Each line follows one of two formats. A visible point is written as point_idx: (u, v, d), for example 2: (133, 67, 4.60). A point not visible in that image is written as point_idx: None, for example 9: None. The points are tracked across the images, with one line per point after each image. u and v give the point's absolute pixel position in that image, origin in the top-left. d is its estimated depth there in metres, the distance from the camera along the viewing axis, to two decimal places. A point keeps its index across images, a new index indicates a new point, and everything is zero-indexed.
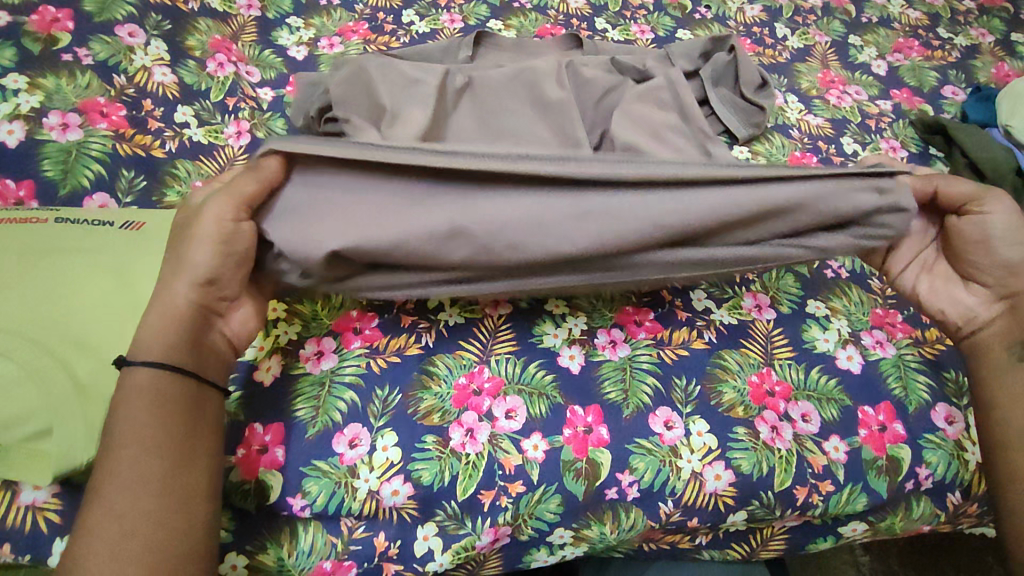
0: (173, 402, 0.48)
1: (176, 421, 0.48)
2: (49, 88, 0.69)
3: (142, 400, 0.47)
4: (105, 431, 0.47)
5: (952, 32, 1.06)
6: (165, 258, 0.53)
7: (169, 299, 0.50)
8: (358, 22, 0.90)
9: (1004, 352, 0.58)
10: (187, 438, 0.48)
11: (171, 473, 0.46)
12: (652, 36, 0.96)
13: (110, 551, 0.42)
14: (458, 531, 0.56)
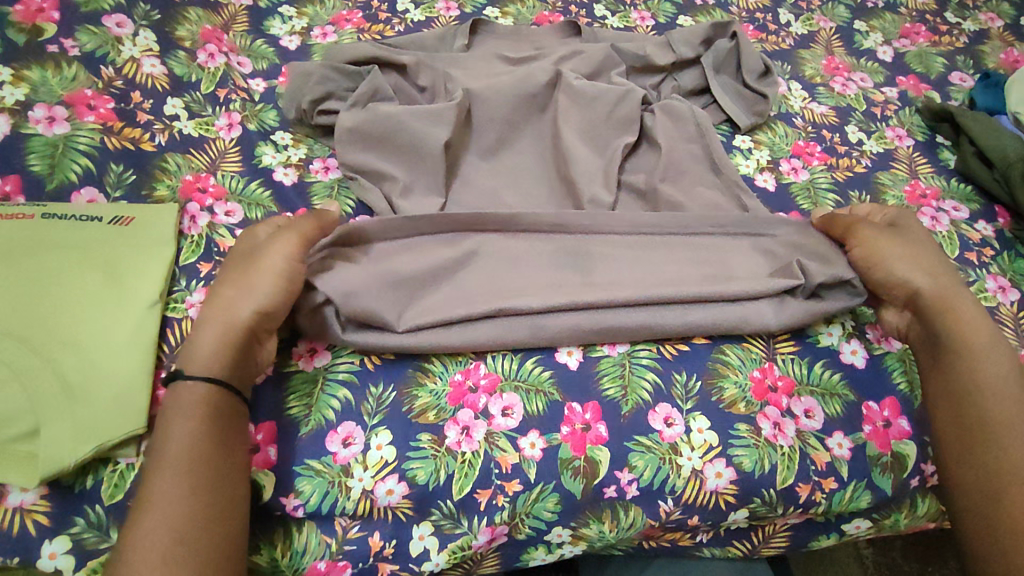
0: (197, 449, 0.48)
1: (208, 448, 0.49)
2: (35, 81, 0.68)
3: (196, 413, 0.50)
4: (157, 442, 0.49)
5: (960, 16, 1.03)
6: (222, 284, 0.55)
7: (226, 314, 0.54)
8: (352, 11, 0.88)
9: (923, 356, 0.61)
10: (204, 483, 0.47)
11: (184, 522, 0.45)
12: (653, 23, 0.94)
13: (161, 557, 0.44)
14: (454, 531, 0.55)
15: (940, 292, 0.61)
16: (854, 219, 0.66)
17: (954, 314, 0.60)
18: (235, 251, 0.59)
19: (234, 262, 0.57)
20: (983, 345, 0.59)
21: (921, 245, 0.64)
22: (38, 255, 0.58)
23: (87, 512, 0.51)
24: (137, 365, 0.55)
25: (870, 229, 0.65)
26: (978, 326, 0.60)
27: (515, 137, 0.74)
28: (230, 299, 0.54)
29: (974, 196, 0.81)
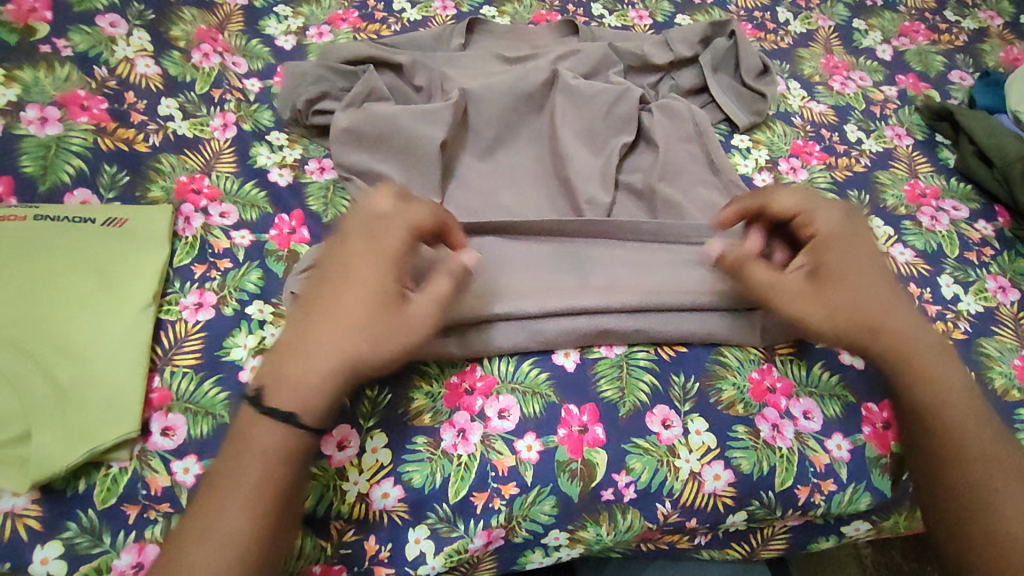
0: (264, 494, 0.45)
1: (281, 485, 0.46)
2: (27, 81, 0.67)
3: (272, 447, 0.46)
4: (228, 465, 0.45)
5: (959, 15, 1.03)
6: (327, 321, 0.48)
7: (346, 361, 0.47)
8: (348, 10, 0.88)
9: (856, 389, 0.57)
10: (261, 532, 0.44)
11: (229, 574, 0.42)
12: (651, 22, 0.93)
13: None
14: (450, 534, 0.54)
15: (892, 326, 0.53)
16: (775, 283, 0.55)
17: (905, 337, 0.54)
18: (375, 267, 0.50)
19: (376, 290, 0.49)
20: (933, 353, 0.54)
21: (859, 280, 0.54)
22: (30, 256, 0.58)
23: (80, 516, 0.51)
24: (131, 368, 0.54)
25: (797, 290, 0.55)
26: (925, 340, 0.54)
27: (512, 137, 0.74)
28: (359, 350, 0.47)
29: (974, 195, 0.81)
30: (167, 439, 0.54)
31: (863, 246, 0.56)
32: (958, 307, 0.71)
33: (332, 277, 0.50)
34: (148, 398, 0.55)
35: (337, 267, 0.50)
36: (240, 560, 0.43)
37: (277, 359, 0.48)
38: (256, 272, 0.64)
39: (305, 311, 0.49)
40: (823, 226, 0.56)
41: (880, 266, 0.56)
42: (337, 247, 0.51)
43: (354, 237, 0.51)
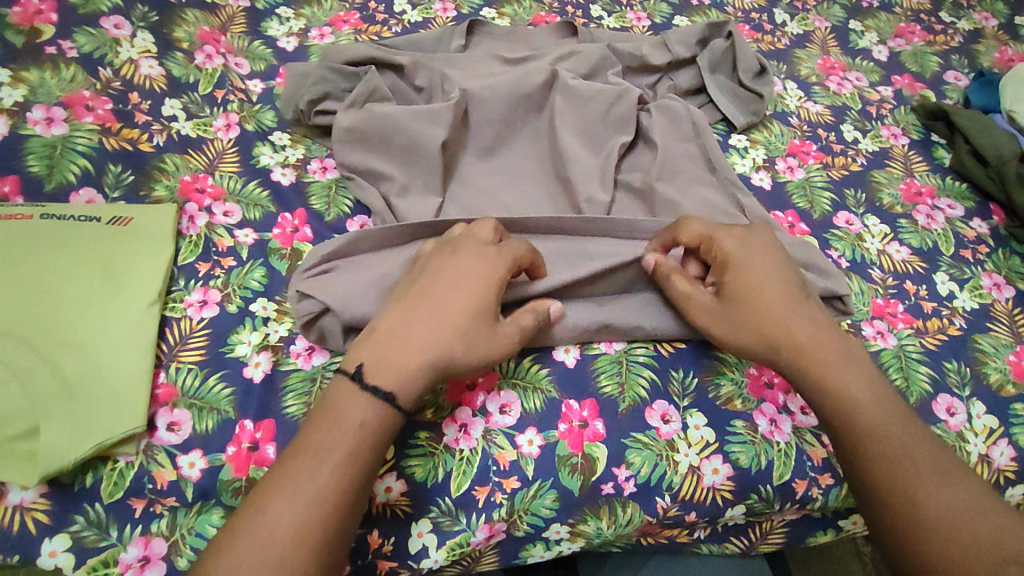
0: (357, 461, 0.46)
1: (368, 454, 0.47)
2: (33, 82, 0.68)
3: (369, 413, 0.48)
4: (329, 425, 0.47)
5: (955, 16, 1.04)
6: (437, 319, 0.51)
7: (441, 357, 0.50)
8: (349, 12, 0.89)
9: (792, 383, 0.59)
10: (346, 498, 0.45)
11: (309, 531, 0.43)
12: (649, 23, 0.94)
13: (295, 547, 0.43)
14: (452, 528, 0.55)
15: (794, 338, 0.55)
16: (685, 297, 0.59)
17: (803, 345, 0.54)
18: (478, 280, 0.53)
19: (480, 303, 0.52)
20: (834, 357, 0.54)
21: (756, 294, 0.56)
22: (37, 255, 0.58)
23: (86, 510, 0.52)
24: (137, 365, 0.55)
25: (701, 306, 0.58)
26: (826, 344, 0.55)
27: (512, 137, 0.75)
28: (453, 352, 0.51)
29: (969, 193, 0.82)
30: (173, 434, 0.55)
31: (764, 260, 0.58)
32: (954, 303, 0.72)
33: (440, 279, 0.53)
34: (154, 394, 0.56)
35: (444, 269, 0.54)
36: (323, 521, 0.44)
37: (380, 341, 0.50)
38: (260, 270, 0.65)
39: (409, 302, 0.52)
40: (725, 245, 0.58)
41: (779, 277, 0.57)
42: (446, 254, 0.55)
43: (462, 250, 0.55)
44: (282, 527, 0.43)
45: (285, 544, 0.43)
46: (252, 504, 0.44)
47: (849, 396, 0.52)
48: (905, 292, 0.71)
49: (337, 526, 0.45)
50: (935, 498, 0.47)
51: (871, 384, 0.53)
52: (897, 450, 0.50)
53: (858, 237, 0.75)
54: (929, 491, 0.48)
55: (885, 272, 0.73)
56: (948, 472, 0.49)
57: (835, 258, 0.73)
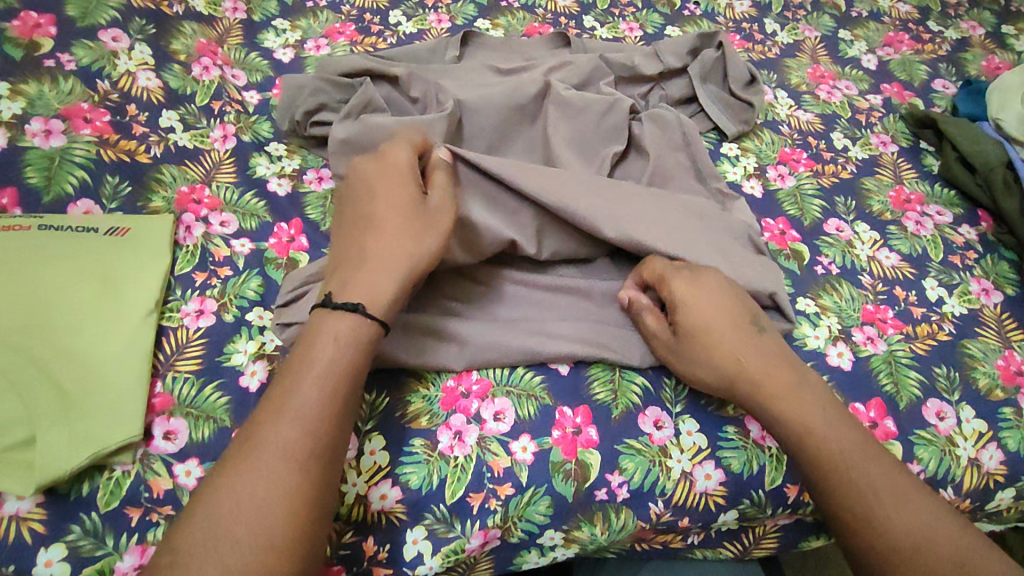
0: (337, 376, 0.48)
1: (344, 367, 0.49)
2: (32, 95, 0.69)
3: (339, 331, 0.50)
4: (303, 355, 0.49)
5: (942, 25, 1.05)
6: (378, 234, 0.55)
7: (402, 255, 0.54)
8: (345, 24, 0.90)
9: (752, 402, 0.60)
10: (329, 409, 0.47)
11: (293, 447, 0.45)
12: (641, 33, 0.95)
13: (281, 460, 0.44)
14: (447, 535, 0.55)
15: (743, 380, 0.55)
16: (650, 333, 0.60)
17: (758, 381, 0.55)
18: (393, 186, 0.57)
19: (402, 199, 0.56)
20: (790, 389, 0.55)
21: (711, 336, 0.56)
22: (34, 265, 0.59)
23: (82, 520, 0.52)
24: (134, 374, 0.56)
25: (660, 344, 0.59)
26: (780, 378, 0.55)
27: (505, 147, 0.76)
28: (406, 243, 0.54)
29: (957, 200, 0.83)
30: (169, 443, 0.55)
31: (713, 298, 0.58)
32: (943, 309, 0.72)
33: (367, 204, 0.57)
34: (151, 402, 0.57)
35: (365, 198, 0.58)
36: (309, 433, 0.46)
37: (340, 276, 0.54)
38: (256, 279, 0.65)
39: (351, 237, 0.56)
40: (673, 287, 0.58)
41: (728, 314, 0.57)
42: (360, 185, 0.59)
43: (368, 174, 0.59)
44: (270, 443, 0.45)
45: (273, 455, 0.44)
46: (244, 428, 0.47)
47: (806, 429, 0.53)
48: (895, 298, 0.72)
49: (322, 440, 0.46)
50: (896, 524, 0.49)
51: (826, 413, 0.54)
52: (858, 481, 0.51)
53: (848, 244, 0.76)
54: (890, 518, 0.49)
55: (875, 278, 0.74)
56: (906, 495, 0.50)
57: (825, 264, 0.74)
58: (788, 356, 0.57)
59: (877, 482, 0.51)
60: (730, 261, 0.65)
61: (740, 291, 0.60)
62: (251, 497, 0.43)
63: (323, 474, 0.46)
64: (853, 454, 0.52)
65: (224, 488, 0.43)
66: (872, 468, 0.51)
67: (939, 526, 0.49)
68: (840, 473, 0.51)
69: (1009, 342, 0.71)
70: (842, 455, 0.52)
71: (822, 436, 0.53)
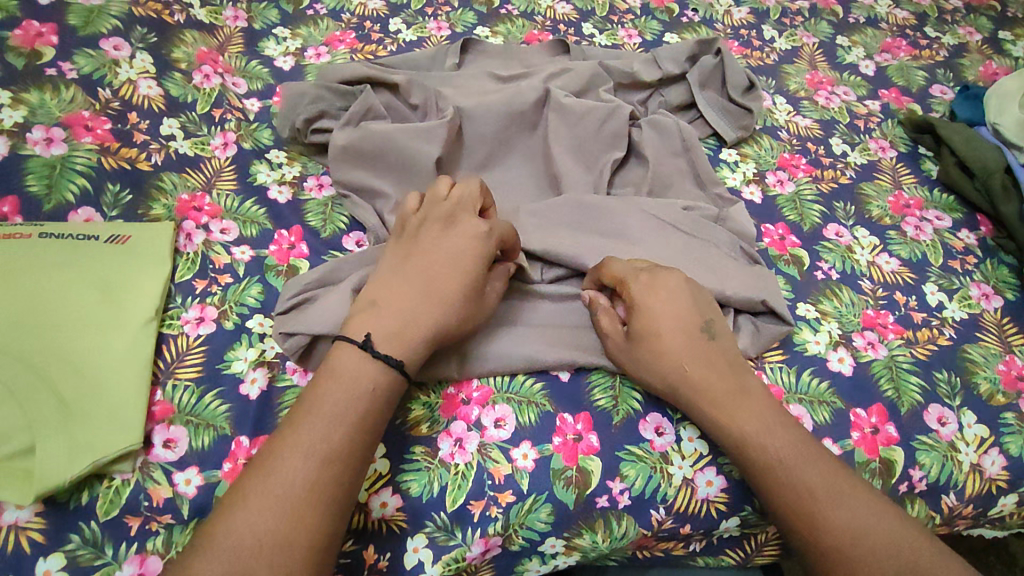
0: (365, 429, 0.48)
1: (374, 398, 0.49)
2: (33, 103, 0.69)
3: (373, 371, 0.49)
4: (333, 379, 0.49)
5: (940, 31, 1.06)
6: (429, 294, 0.53)
7: (442, 333, 0.53)
8: (345, 32, 0.90)
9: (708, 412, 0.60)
10: (356, 454, 0.47)
11: (322, 473, 0.46)
12: (640, 40, 0.96)
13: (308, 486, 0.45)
14: (448, 543, 0.55)
15: (690, 387, 0.55)
16: (604, 334, 0.60)
17: (699, 387, 0.55)
18: (473, 255, 0.55)
19: (467, 266, 0.54)
20: (728, 394, 0.55)
21: (659, 342, 0.56)
22: (34, 274, 0.59)
23: (82, 529, 0.52)
24: (135, 381, 0.56)
25: (614, 343, 0.59)
26: (719, 383, 0.55)
27: (505, 154, 0.76)
28: (452, 323, 0.53)
29: (956, 205, 0.83)
30: (169, 451, 0.55)
31: (670, 302, 0.57)
32: (943, 314, 0.72)
33: (435, 258, 0.54)
34: (151, 410, 0.57)
35: (432, 243, 0.55)
36: (335, 482, 0.46)
37: (382, 317, 0.52)
38: (257, 286, 0.65)
39: (405, 280, 0.54)
40: (632, 290, 0.58)
41: (682, 320, 0.57)
42: (439, 231, 0.56)
43: (453, 224, 0.56)
44: (297, 490, 0.45)
45: (301, 504, 0.44)
46: (264, 463, 0.46)
47: (741, 434, 0.53)
48: (896, 303, 0.72)
49: (347, 468, 0.47)
50: (831, 519, 0.50)
51: (762, 417, 0.54)
52: (797, 483, 0.51)
53: (848, 249, 0.76)
54: (827, 516, 0.50)
55: (875, 283, 0.74)
56: (842, 490, 0.51)
57: (825, 269, 0.74)
58: (736, 364, 0.57)
59: (811, 478, 0.51)
60: (700, 265, 0.66)
61: (704, 297, 0.59)
62: (274, 539, 0.43)
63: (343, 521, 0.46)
64: (790, 455, 0.52)
65: (247, 531, 0.43)
66: (810, 467, 0.52)
67: (877, 522, 0.50)
68: (778, 477, 0.52)
69: (1010, 347, 0.71)
70: (780, 456, 0.52)
71: (759, 441, 0.53)
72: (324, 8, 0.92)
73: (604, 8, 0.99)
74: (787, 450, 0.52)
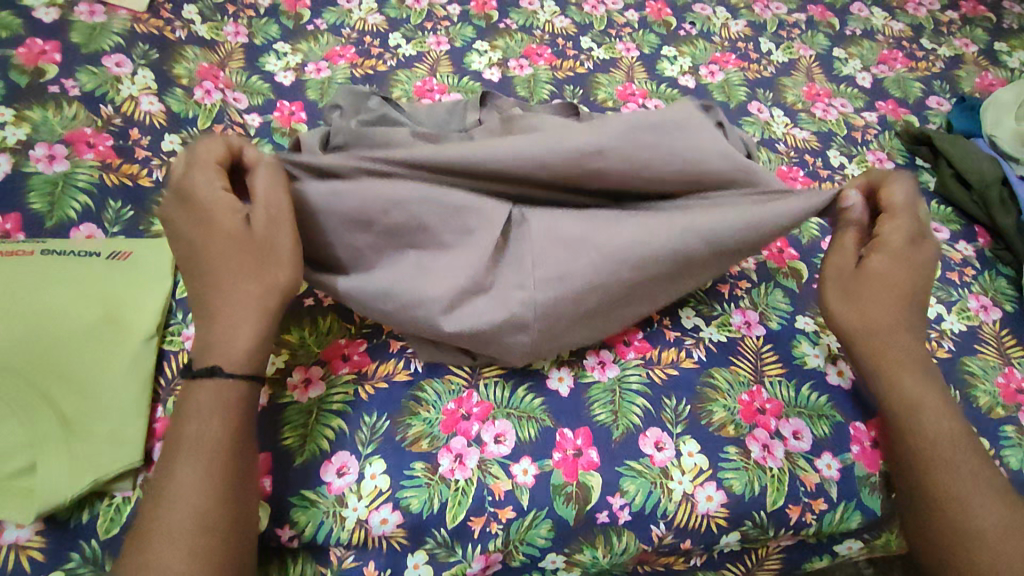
0: (207, 449, 0.47)
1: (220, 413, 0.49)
2: (36, 121, 0.69)
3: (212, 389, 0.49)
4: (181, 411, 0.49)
5: (936, 42, 1.07)
6: (216, 285, 0.52)
7: (257, 297, 0.52)
8: (345, 46, 0.91)
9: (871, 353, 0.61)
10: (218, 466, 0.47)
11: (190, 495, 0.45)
12: (638, 54, 0.97)
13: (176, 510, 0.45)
14: (448, 559, 0.56)
15: (886, 338, 0.59)
16: (837, 251, 0.62)
17: (906, 342, 0.59)
18: (211, 215, 0.53)
19: (228, 238, 0.52)
20: (918, 363, 0.59)
21: (895, 285, 0.59)
22: (34, 291, 0.59)
23: (83, 547, 0.52)
24: (136, 397, 0.56)
25: (834, 270, 0.62)
26: (913, 349, 0.59)
27: None
28: (254, 286, 0.52)
29: (955, 216, 0.83)
30: None
31: (917, 268, 0.60)
32: (942, 326, 0.73)
33: (200, 254, 0.52)
34: (153, 427, 0.57)
35: (188, 245, 0.53)
36: (196, 512, 0.45)
37: (195, 334, 0.52)
38: None
39: (194, 286, 0.53)
40: (894, 244, 0.59)
41: (920, 289, 0.60)
42: (184, 225, 0.53)
43: (172, 210, 0.54)
44: (155, 536, 0.44)
45: (162, 546, 0.43)
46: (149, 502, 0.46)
47: (921, 401, 0.57)
48: None
49: (212, 482, 0.46)
50: (985, 507, 0.52)
51: (941, 396, 0.58)
52: (956, 461, 0.54)
53: None
54: (979, 501, 0.53)
55: None
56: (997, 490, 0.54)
57: None
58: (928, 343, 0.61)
59: (970, 467, 0.54)
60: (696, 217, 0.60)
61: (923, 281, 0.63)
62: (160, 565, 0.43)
63: (222, 542, 0.45)
64: (958, 439, 0.56)
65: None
66: (971, 456, 0.55)
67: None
68: (940, 449, 0.55)
69: (1009, 360, 0.71)
70: (949, 434, 0.56)
71: (934, 412, 0.56)
72: (324, 23, 0.93)
73: (601, 21, 1.00)
74: (957, 436, 0.56)
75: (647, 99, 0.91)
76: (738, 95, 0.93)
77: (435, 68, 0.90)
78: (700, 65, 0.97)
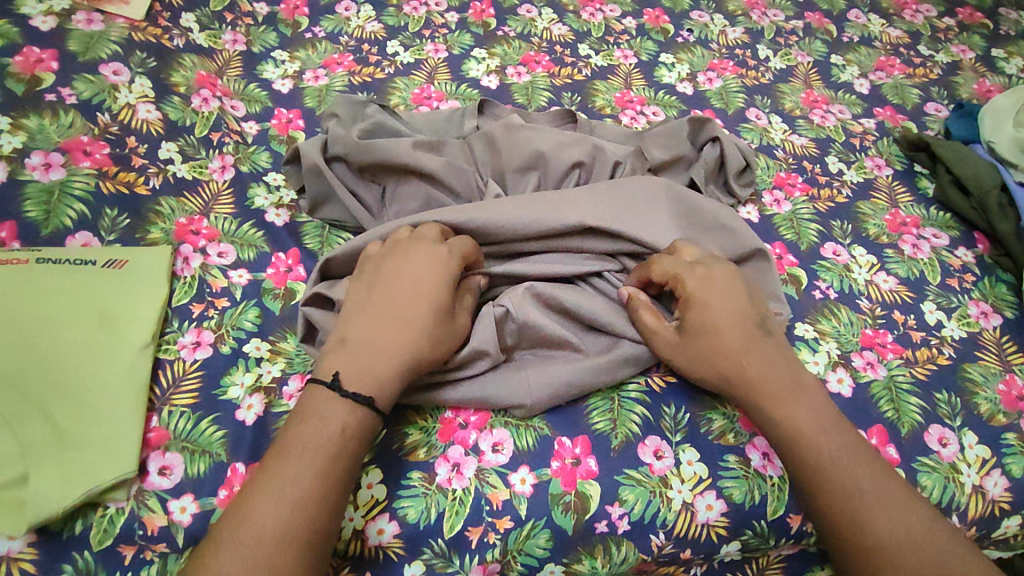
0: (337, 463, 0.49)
1: (352, 426, 0.50)
2: (32, 129, 0.69)
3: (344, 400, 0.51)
4: (312, 417, 0.50)
5: (933, 49, 1.07)
6: (391, 329, 0.54)
7: (411, 358, 0.53)
8: (343, 54, 0.91)
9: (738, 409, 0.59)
10: (339, 479, 0.49)
11: (307, 501, 0.47)
12: (635, 61, 0.97)
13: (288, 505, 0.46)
14: (446, 570, 0.55)
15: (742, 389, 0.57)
16: (653, 329, 0.60)
17: (757, 379, 0.56)
18: (436, 276, 0.57)
19: (433, 298, 0.56)
20: (787, 390, 0.56)
21: (714, 328, 0.58)
22: (30, 302, 0.59)
23: (76, 558, 0.51)
24: (131, 408, 0.56)
25: (663, 341, 0.60)
26: (774, 380, 0.56)
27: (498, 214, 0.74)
28: (418, 346, 0.54)
29: (954, 222, 0.83)
30: (164, 479, 0.55)
31: (724, 296, 0.59)
32: (942, 333, 0.72)
33: (396, 290, 0.56)
34: (146, 437, 0.56)
35: (395, 278, 0.57)
36: (306, 527, 0.46)
37: (350, 350, 0.53)
38: (254, 310, 0.65)
39: (371, 312, 0.55)
40: (687, 285, 0.60)
41: (742, 315, 0.58)
42: (400, 259, 0.58)
43: (414, 251, 0.58)
44: (264, 533, 0.45)
45: (269, 545, 0.45)
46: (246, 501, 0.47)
47: (797, 431, 0.55)
48: (894, 322, 0.72)
49: (328, 493, 0.48)
50: (879, 522, 0.51)
51: (817, 418, 0.55)
52: (845, 481, 0.53)
53: (845, 267, 0.76)
54: (876, 520, 0.51)
55: (873, 302, 0.74)
56: (893, 499, 0.52)
57: (823, 288, 0.74)
58: (790, 360, 0.59)
59: (862, 482, 0.52)
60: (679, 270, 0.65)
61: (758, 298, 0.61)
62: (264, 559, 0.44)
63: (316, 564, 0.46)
64: (841, 457, 0.53)
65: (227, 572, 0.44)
66: (864, 471, 0.53)
67: (924, 532, 0.51)
68: (826, 476, 0.53)
69: (1010, 366, 0.71)
70: (831, 457, 0.53)
71: (813, 437, 0.54)
72: (322, 31, 0.93)
73: (599, 29, 1.00)
74: (839, 455, 0.54)
75: (644, 106, 0.90)
76: (736, 102, 0.93)
77: (433, 76, 0.90)
78: (698, 71, 0.97)
